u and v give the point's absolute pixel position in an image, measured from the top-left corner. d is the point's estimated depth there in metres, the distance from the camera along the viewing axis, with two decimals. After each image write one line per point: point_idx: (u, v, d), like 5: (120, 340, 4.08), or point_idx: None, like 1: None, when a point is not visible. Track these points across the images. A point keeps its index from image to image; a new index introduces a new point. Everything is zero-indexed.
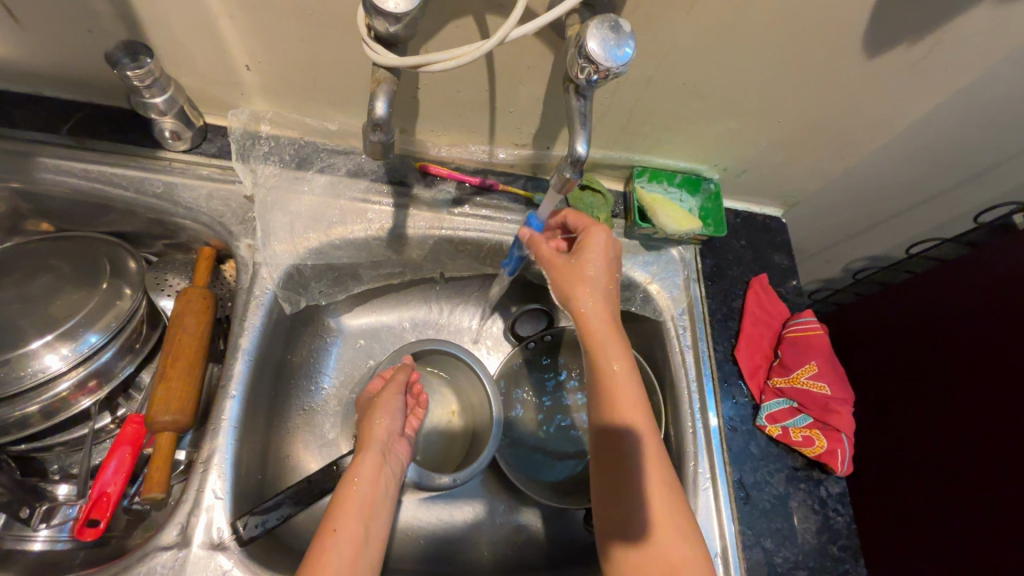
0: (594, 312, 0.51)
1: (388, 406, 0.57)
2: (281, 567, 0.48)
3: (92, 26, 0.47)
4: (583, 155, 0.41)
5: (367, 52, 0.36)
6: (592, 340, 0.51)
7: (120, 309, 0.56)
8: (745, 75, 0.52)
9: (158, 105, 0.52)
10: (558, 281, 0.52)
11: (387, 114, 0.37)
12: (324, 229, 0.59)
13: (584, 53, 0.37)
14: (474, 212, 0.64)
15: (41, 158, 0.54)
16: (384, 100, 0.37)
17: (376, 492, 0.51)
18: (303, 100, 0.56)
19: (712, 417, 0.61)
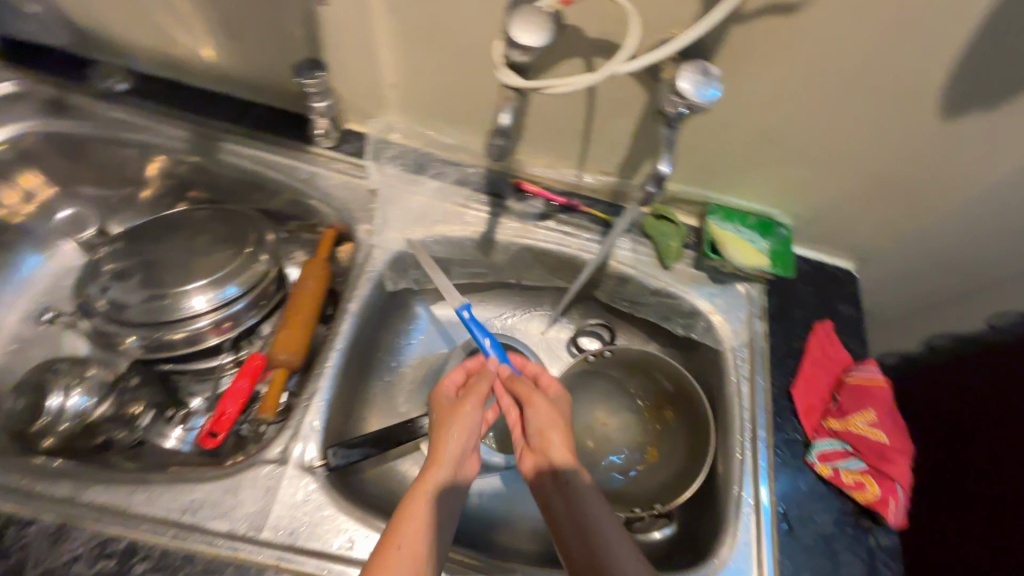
0: (559, 437, 0.56)
1: (467, 418, 0.55)
2: (353, 501, 0.55)
3: (287, 43, 0.61)
4: (666, 176, 0.47)
5: (501, 75, 0.45)
6: (566, 461, 0.55)
7: (256, 269, 0.67)
8: (823, 124, 0.58)
9: (319, 109, 0.64)
10: (537, 405, 0.58)
11: (509, 124, 0.47)
12: (428, 225, 0.69)
13: (676, 90, 0.44)
14: (557, 227, 0.72)
15: (225, 142, 0.68)
16: (509, 113, 0.46)
17: (440, 513, 0.49)
18: (430, 116, 0.67)
19: (764, 493, 0.60)
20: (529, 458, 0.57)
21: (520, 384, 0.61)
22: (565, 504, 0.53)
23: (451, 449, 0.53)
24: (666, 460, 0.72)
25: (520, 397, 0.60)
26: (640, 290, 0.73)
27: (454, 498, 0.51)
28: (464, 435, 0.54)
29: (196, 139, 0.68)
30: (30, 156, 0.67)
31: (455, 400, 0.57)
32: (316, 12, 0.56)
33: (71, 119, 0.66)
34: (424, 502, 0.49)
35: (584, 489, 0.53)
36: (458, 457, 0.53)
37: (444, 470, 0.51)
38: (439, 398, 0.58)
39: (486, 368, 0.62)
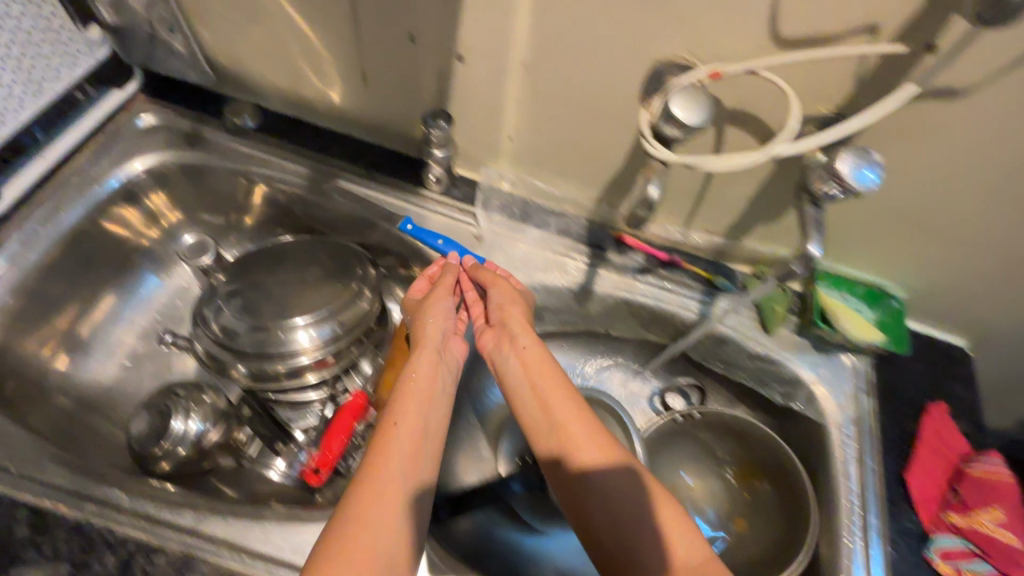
0: (516, 336, 0.58)
1: (439, 306, 0.60)
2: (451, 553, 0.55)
3: (414, 94, 0.63)
4: (816, 257, 0.45)
5: (648, 146, 0.46)
6: (542, 364, 0.55)
7: (359, 307, 0.69)
8: (962, 204, 0.55)
9: (437, 157, 0.66)
10: (500, 295, 0.61)
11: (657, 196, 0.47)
12: (529, 273, 0.70)
13: (832, 171, 0.43)
14: (657, 283, 0.71)
15: (341, 181, 0.70)
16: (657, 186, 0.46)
17: (430, 402, 0.52)
18: (540, 167, 0.68)
19: None
20: (489, 334, 0.60)
21: (484, 270, 0.63)
22: (533, 398, 0.54)
23: (424, 353, 0.56)
24: (757, 533, 0.69)
25: (483, 282, 0.63)
26: (737, 352, 0.71)
27: (440, 401, 0.54)
28: (439, 322, 0.59)
29: (315, 176, 0.71)
30: (163, 183, 0.72)
31: (424, 297, 0.62)
32: (451, 68, 0.58)
33: (203, 151, 0.70)
34: (415, 392, 0.52)
35: (554, 388, 0.53)
36: (434, 363, 0.56)
37: (425, 375, 0.54)
38: (412, 310, 0.61)
39: (449, 263, 0.64)
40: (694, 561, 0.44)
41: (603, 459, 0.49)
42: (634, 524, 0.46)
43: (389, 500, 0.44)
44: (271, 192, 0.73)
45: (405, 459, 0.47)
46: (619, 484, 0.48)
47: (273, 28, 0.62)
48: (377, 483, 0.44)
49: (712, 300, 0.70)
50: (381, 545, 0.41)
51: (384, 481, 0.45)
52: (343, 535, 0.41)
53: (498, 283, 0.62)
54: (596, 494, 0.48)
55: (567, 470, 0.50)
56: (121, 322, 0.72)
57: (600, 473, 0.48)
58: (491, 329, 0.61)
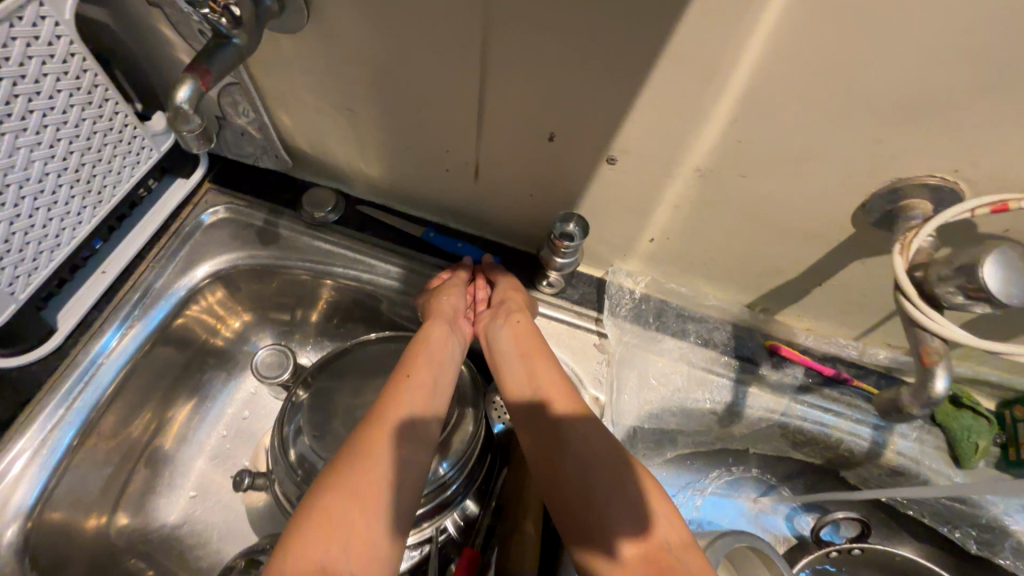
0: (509, 312, 0.56)
1: (453, 288, 0.59)
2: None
3: (537, 191, 0.52)
4: None
5: (919, 316, 0.34)
6: (523, 342, 0.54)
7: (463, 432, 0.56)
8: None
9: (559, 262, 0.55)
10: (507, 284, 0.59)
11: (942, 388, 0.35)
12: (668, 393, 0.58)
13: None
14: (820, 403, 0.58)
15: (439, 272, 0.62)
16: (944, 377, 0.34)
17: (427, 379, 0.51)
18: (682, 270, 0.56)
19: None
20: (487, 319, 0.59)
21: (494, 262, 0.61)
22: (523, 368, 0.53)
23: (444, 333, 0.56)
24: None
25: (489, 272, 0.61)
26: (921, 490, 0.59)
27: (444, 368, 0.53)
28: (449, 301, 0.58)
29: (411, 277, 0.61)
30: (231, 284, 0.62)
31: (438, 281, 0.60)
32: (596, 170, 0.47)
33: (279, 249, 0.61)
34: (413, 366, 0.52)
35: (535, 367, 0.52)
36: (444, 336, 0.56)
37: (435, 349, 0.54)
38: (425, 288, 0.60)
39: (461, 264, 0.61)
40: (672, 544, 0.41)
41: (587, 430, 0.48)
42: (586, 487, 0.45)
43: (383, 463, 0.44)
44: (357, 293, 0.63)
45: (404, 423, 0.47)
46: (600, 458, 0.46)
47: (369, 117, 0.51)
48: (375, 448, 0.44)
49: (891, 425, 0.58)
50: (372, 519, 0.41)
51: (382, 445, 0.45)
52: (325, 504, 0.41)
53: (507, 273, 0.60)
54: (566, 461, 0.46)
55: (533, 445, 0.49)
56: (192, 444, 0.63)
57: (582, 445, 0.47)
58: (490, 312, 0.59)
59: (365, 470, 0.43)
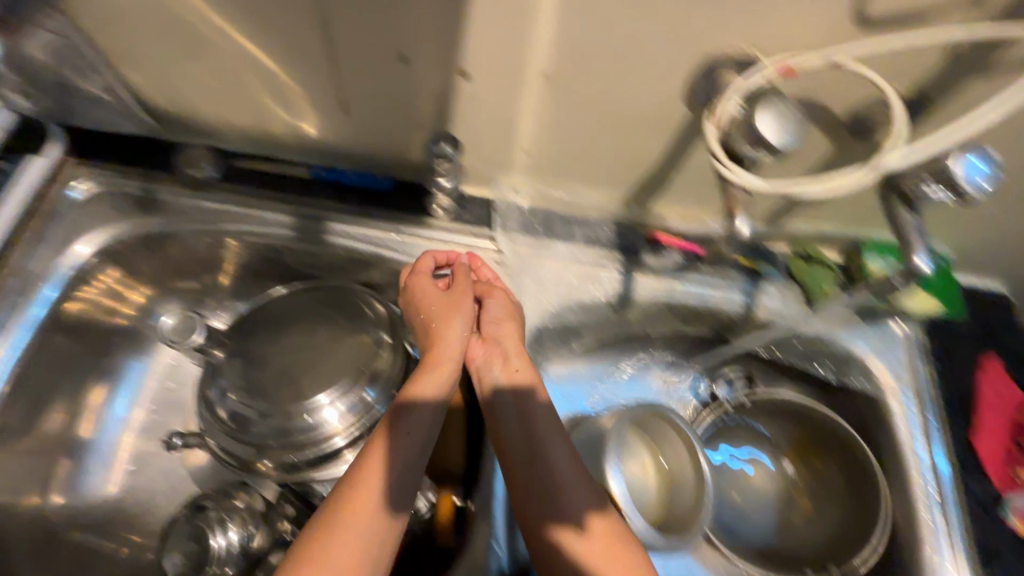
0: (512, 324, 0.57)
1: (460, 306, 0.57)
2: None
3: (408, 117, 0.54)
4: (923, 268, 0.40)
5: (723, 171, 0.40)
6: (519, 389, 0.53)
7: (382, 362, 0.62)
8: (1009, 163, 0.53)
9: (444, 184, 0.58)
10: (497, 298, 0.58)
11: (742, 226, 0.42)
12: (564, 292, 0.64)
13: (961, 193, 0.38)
14: (698, 279, 0.66)
15: (421, 260, 0.59)
16: (743, 218, 0.41)
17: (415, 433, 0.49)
18: (559, 176, 0.61)
19: (957, 528, 0.58)
20: (478, 348, 0.56)
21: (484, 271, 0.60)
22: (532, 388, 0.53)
23: (450, 346, 0.54)
24: (827, 511, 0.69)
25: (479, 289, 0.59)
26: (786, 336, 0.69)
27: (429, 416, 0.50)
28: (454, 327, 0.55)
29: (303, 222, 0.61)
30: (122, 260, 0.61)
31: (443, 292, 0.57)
32: (452, 87, 0.49)
33: (163, 215, 0.60)
34: (405, 415, 0.49)
35: (533, 420, 0.51)
36: (444, 368, 0.53)
37: (439, 385, 0.51)
38: (418, 288, 0.57)
39: (456, 267, 0.59)
40: None
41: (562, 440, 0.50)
42: (554, 489, 0.48)
43: (364, 522, 0.44)
44: (257, 249, 0.63)
45: (382, 491, 0.46)
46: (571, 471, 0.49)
47: None
48: (369, 488, 0.45)
49: (758, 286, 0.67)
50: None
51: (372, 478, 0.46)
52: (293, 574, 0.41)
53: (494, 293, 0.58)
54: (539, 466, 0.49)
55: (524, 493, 0.49)
56: (116, 422, 0.64)
57: (579, 507, 0.47)
58: (481, 340, 0.57)
59: (358, 515, 0.44)
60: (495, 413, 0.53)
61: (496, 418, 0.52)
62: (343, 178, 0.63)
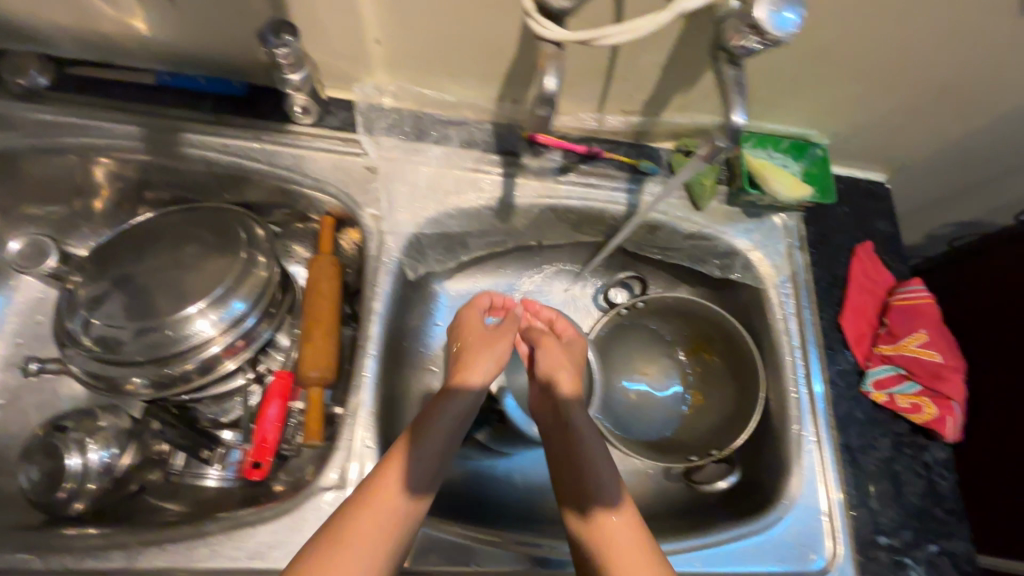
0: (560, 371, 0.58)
1: (496, 345, 0.56)
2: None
3: (240, 5, 0.50)
4: (737, 125, 0.40)
5: (534, 26, 0.40)
6: (579, 422, 0.53)
7: (256, 278, 0.60)
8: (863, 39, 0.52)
9: (294, 82, 0.54)
10: (546, 349, 0.59)
11: (556, 88, 0.41)
12: (440, 198, 0.62)
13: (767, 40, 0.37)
14: (580, 180, 0.65)
15: (466, 309, 0.61)
16: (554, 76, 0.41)
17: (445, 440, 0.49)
18: (424, 71, 0.58)
19: (820, 401, 0.61)
20: (534, 390, 0.58)
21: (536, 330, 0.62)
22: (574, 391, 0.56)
23: (480, 369, 0.54)
24: (714, 402, 0.71)
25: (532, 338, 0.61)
26: (673, 236, 0.69)
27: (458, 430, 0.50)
28: (493, 358, 0.55)
29: (151, 133, 0.57)
30: None
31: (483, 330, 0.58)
32: None
33: None
34: (433, 423, 0.49)
35: (573, 448, 0.51)
36: (481, 367, 0.54)
37: (466, 400, 0.51)
38: (469, 322, 0.59)
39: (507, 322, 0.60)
40: None
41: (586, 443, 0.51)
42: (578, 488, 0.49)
43: (378, 520, 0.42)
44: (130, 167, 0.59)
45: (404, 492, 0.44)
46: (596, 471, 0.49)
47: None
48: (386, 482, 0.44)
49: (641, 185, 0.66)
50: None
51: (391, 484, 0.44)
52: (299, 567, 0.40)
53: (547, 343, 0.60)
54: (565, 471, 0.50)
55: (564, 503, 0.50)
56: None
57: (613, 520, 0.47)
58: (538, 388, 0.58)
59: (375, 510, 0.43)
60: (550, 456, 0.54)
61: (551, 458, 0.53)
62: (187, 83, 0.58)
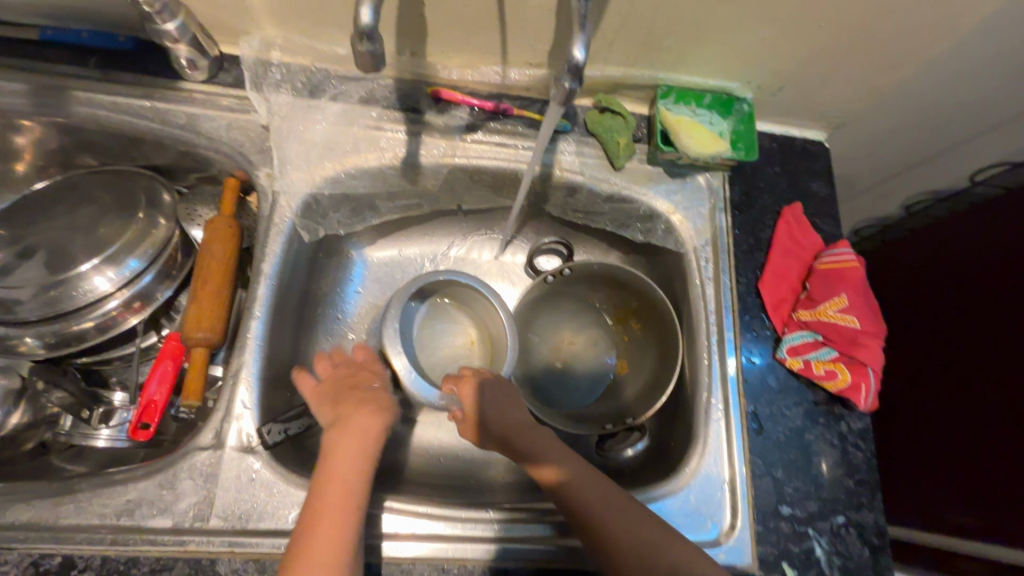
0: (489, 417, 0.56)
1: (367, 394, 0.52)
2: (293, 455, 0.54)
3: None
4: (582, 62, 0.37)
5: None
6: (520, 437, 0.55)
7: (155, 237, 0.59)
8: None
9: (171, 33, 0.52)
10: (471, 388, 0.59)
11: (373, 22, 0.35)
12: (339, 157, 0.60)
13: None
14: (489, 139, 0.62)
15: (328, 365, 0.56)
16: (370, 7, 0.34)
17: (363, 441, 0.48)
18: (310, 23, 0.55)
19: (731, 367, 0.59)
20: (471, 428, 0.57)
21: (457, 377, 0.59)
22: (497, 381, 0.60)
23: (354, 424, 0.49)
24: (636, 372, 0.69)
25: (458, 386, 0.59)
26: (592, 198, 0.65)
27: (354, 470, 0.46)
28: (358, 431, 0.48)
29: (39, 92, 0.56)
30: None
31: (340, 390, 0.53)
32: None
33: None
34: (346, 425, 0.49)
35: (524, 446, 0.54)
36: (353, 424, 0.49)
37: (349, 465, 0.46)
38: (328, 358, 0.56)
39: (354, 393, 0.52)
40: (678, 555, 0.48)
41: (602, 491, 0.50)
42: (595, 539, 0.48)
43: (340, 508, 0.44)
44: (15, 128, 0.59)
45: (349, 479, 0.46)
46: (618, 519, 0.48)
47: None
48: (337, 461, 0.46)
49: (554, 145, 0.63)
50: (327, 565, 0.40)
51: (348, 457, 0.47)
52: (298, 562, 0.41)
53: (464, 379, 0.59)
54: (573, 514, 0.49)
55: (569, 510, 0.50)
56: None
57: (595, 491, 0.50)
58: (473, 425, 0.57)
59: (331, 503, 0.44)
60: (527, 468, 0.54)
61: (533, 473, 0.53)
62: (76, 39, 0.57)
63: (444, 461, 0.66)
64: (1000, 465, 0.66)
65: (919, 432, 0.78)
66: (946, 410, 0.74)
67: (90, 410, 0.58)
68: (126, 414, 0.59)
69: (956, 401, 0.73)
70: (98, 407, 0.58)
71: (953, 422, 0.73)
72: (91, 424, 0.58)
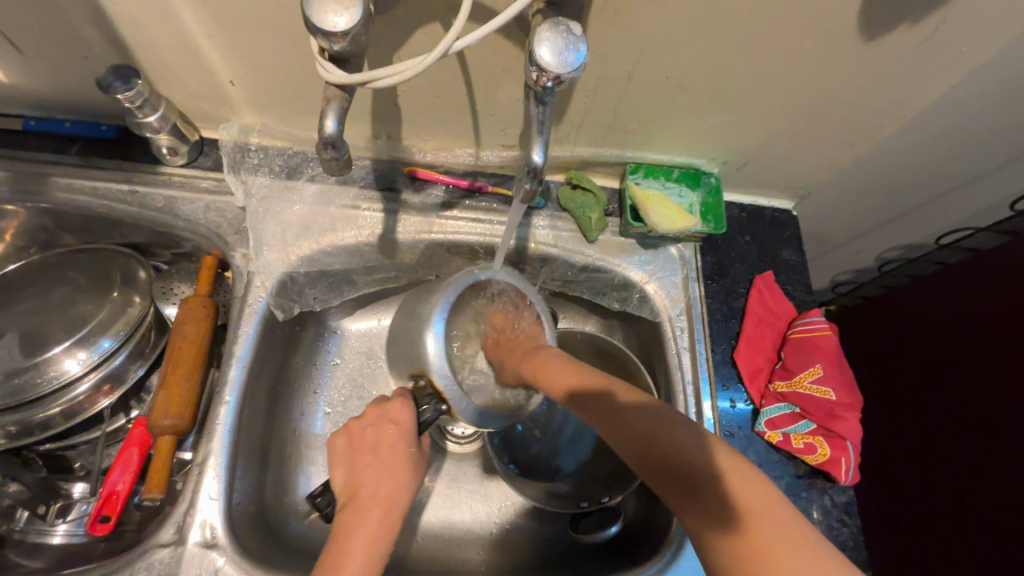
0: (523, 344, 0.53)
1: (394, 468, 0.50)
2: (260, 547, 0.53)
3: (86, 51, 0.50)
4: (540, 163, 0.41)
5: (320, 70, 0.37)
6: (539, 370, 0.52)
7: (129, 316, 0.59)
8: (719, 76, 0.51)
9: (152, 123, 0.54)
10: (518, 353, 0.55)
11: (337, 131, 0.38)
12: (316, 236, 0.61)
13: (536, 61, 0.35)
14: (464, 215, 0.63)
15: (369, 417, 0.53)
16: (333, 118, 0.38)
17: (383, 521, 0.47)
18: (288, 112, 0.58)
19: None
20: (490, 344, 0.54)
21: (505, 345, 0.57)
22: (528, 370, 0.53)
23: (380, 499, 0.48)
24: None
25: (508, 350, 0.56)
26: (567, 269, 0.66)
27: (369, 552, 0.44)
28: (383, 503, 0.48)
29: (17, 178, 0.57)
30: None
31: (376, 446, 0.51)
32: (102, 9, 0.46)
33: None
34: (372, 504, 0.47)
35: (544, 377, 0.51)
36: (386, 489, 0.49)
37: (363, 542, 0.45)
38: (394, 412, 0.52)
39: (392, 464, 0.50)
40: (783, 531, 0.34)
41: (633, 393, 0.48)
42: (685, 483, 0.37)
43: None
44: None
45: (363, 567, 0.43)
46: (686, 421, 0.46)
47: None
48: (354, 539, 0.45)
49: (528, 220, 0.64)
50: None
51: (360, 545, 0.44)
52: None
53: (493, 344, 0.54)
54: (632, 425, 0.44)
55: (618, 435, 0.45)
56: None
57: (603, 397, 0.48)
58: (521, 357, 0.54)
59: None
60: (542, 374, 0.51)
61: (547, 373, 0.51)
62: (59, 126, 0.59)
63: (422, 541, 0.64)
64: (986, 534, 0.65)
65: (906, 494, 0.77)
66: (934, 474, 0.73)
67: (46, 505, 0.56)
68: (85, 505, 0.57)
69: (941, 464, 0.73)
70: (55, 502, 0.57)
71: (941, 487, 0.72)
72: (47, 520, 0.56)
